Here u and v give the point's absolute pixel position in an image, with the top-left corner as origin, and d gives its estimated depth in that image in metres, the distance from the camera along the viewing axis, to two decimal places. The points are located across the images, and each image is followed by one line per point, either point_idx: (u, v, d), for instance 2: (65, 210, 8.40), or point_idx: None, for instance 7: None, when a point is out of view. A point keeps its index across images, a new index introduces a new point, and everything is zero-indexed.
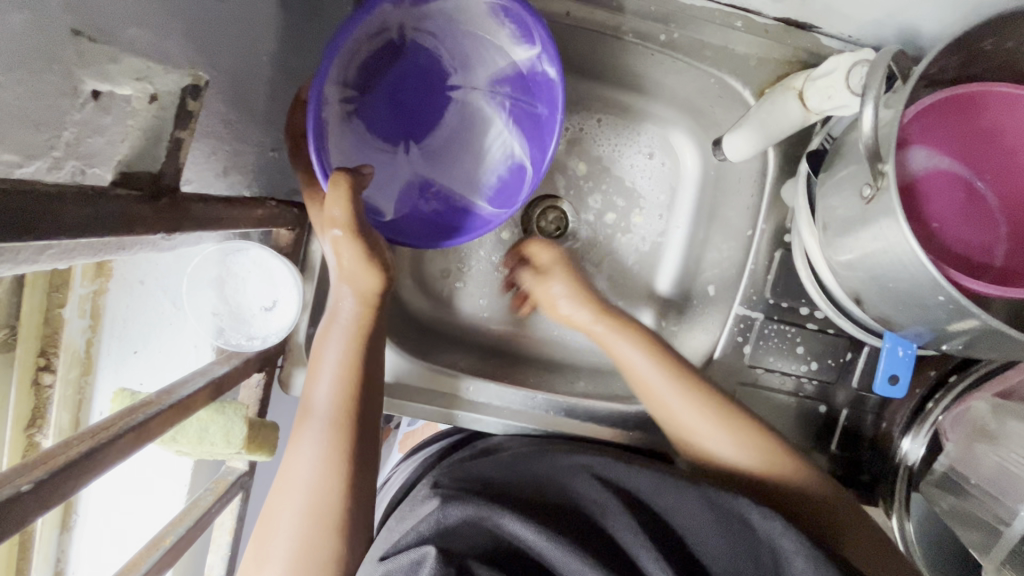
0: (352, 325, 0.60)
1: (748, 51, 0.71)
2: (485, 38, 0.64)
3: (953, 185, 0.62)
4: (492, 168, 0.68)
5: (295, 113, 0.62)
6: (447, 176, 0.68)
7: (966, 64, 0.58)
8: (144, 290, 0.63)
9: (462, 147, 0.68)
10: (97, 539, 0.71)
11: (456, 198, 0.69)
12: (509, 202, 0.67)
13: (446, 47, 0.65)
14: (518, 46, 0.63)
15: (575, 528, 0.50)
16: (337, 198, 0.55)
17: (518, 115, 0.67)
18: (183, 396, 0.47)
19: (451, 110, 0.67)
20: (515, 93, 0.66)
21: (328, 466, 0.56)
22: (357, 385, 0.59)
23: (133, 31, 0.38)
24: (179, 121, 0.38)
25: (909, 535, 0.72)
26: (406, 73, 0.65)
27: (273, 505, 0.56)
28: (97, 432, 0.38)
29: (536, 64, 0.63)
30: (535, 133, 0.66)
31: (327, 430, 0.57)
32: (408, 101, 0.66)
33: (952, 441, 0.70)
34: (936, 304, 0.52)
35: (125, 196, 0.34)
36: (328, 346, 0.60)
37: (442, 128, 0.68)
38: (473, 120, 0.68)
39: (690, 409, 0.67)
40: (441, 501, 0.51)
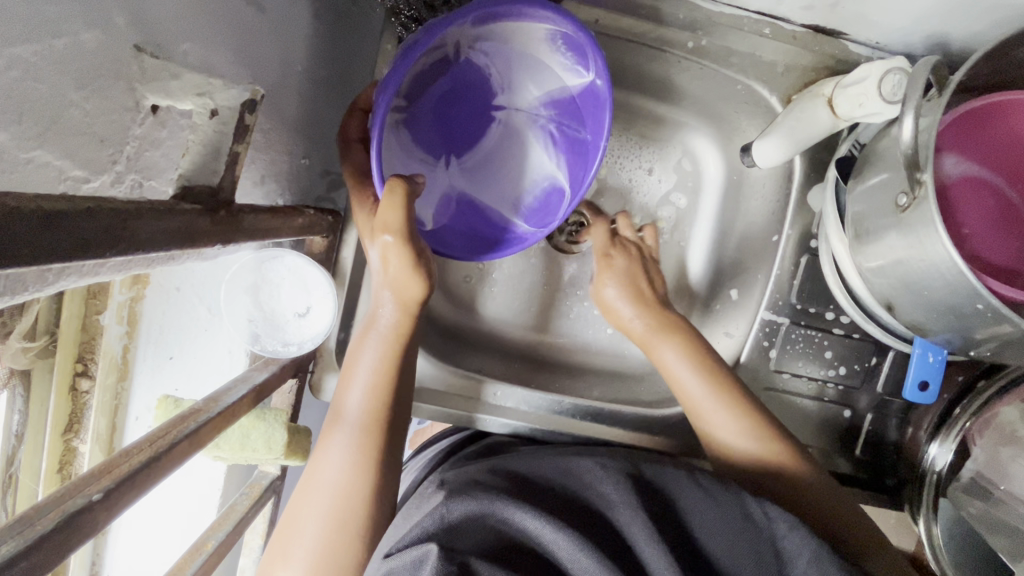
0: (390, 333, 0.60)
1: (776, 58, 0.72)
2: (536, 62, 0.64)
3: (984, 192, 0.62)
4: (528, 186, 0.69)
5: (349, 121, 0.62)
6: (484, 191, 0.69)
7: (998, 71, 0.58)
8: (180, 296, 0.64)
9: (500, 165, 0.69)
10: (133, 544, 0.71)
11: (493, 215, 0.69)
12: (544, 221, 0.69)
13: (497, 68, 0.65)
14: (570, 73, 0.64)
15: (584, 524, 0.48)
16: (393, 206, 0.55)
17: (559, 137, 0.68)
18: (228, 403, 0.47)
19: (493, 128, 0.68)
20: (560, 116, 0.67)
21: (356, 470, 0.56)
22: (390, 393, 0.60)
23: (186, 46, 0.39)
24: (238, 135, 0.39)
25: (937, 543, 0.71)
26: (455, 88, 0.65)
27: (298, 505, 0.56)
28: (152, 439, 0.39)
29: (585, 92, 0.64)
30: (575, 157, 0.68)
31: (356, 435, 0.58)
32: (453, 116, 0.66)
33: (979, 446, 0.70)
34: (973, 312, 0.52)
35: (188, 209, 0.34)
36: (363, 353, 0.60)
37: (481, 144, 0.68)
38: (513, 139, 0.68)
39: (721, 408, 0.65)
40: (444, 499, 0.49)
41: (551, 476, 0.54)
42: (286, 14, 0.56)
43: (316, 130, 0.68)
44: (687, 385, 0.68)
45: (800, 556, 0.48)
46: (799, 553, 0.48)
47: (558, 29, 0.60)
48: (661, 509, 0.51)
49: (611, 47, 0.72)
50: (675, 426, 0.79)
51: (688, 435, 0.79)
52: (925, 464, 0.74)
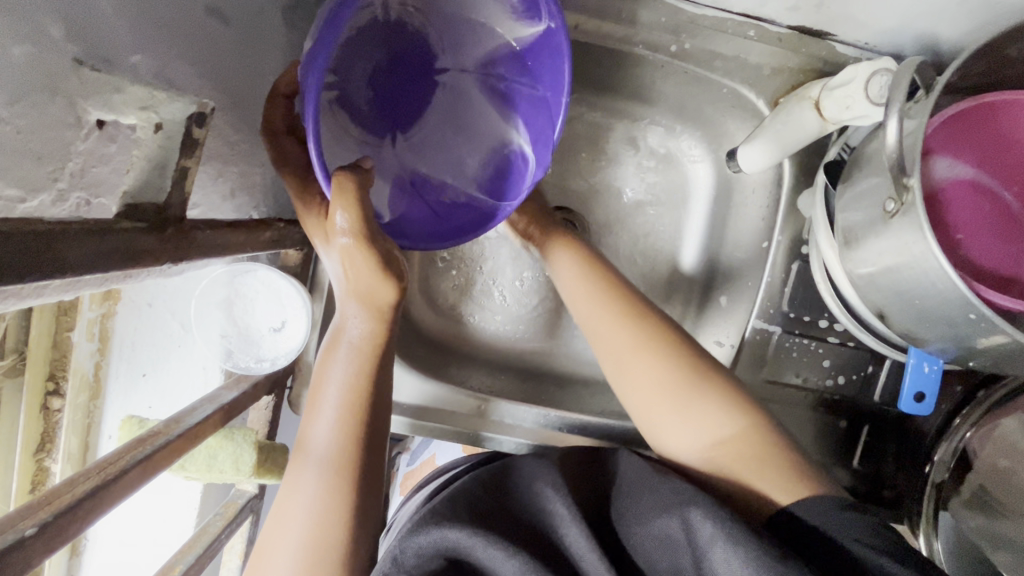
0: (362, 346, 0.52)
1: (762, 60, 0.70)
2: (481, 15, 0.60)
3: (980, 195, 0.60)
4: (487, 154, 0.66)
5: (271, 109, 0.54)
6: (440, 166, 0.66)
7: (989, 71, 0.56)
8: (152, 312, 0.63)
9: (452, 134, 0.66)
10: (108, 563, 0.69)
11: (454, 191, 0.66)
12: (509, 190, 0.65)
13: (433, 29, 0.62)
14: (519, 24, 0.59)
15: (532, 540, 0.49)
16: (347, 201, 0.48)
17: (514, 97, 0.64)
18: (191, 425, 0.46)
19: (438, 94, 0.64)
20: (507, 73, 0.63)
21: (332, 505, 0.50)
22: (363, 414, 0.52)
23: (136, 58, 0.38)
24: (184, 150, 0.36)
25: (937, 554, 0.69)
26: (390, 57, 0.62)
27: (266, 549, 0.51)
28: (102, 467, 0.38)
29: (537, 42, 0.59)
30: (533, 116, 0.63)
31: (329, 467, 0.51)
32: (392, 88, 0.63)
33: (980, 459, 0.68)
34: (965, 322, 0.50)
35: (131, 228, 0.33)
36: (330, 372, 0.53)
37: (428, 116, 0.65)
38: (462, 106, 0.65)
39: (627, 355, 0.60)
40: (399, 534, 0.49)
41: (500, 481, 0.55)
42: (256, 22, 0.55)
43: None
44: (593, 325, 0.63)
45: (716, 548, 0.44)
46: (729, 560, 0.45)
47: None
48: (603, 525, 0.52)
49: (593, 51, 0.70)
50: None
51: None
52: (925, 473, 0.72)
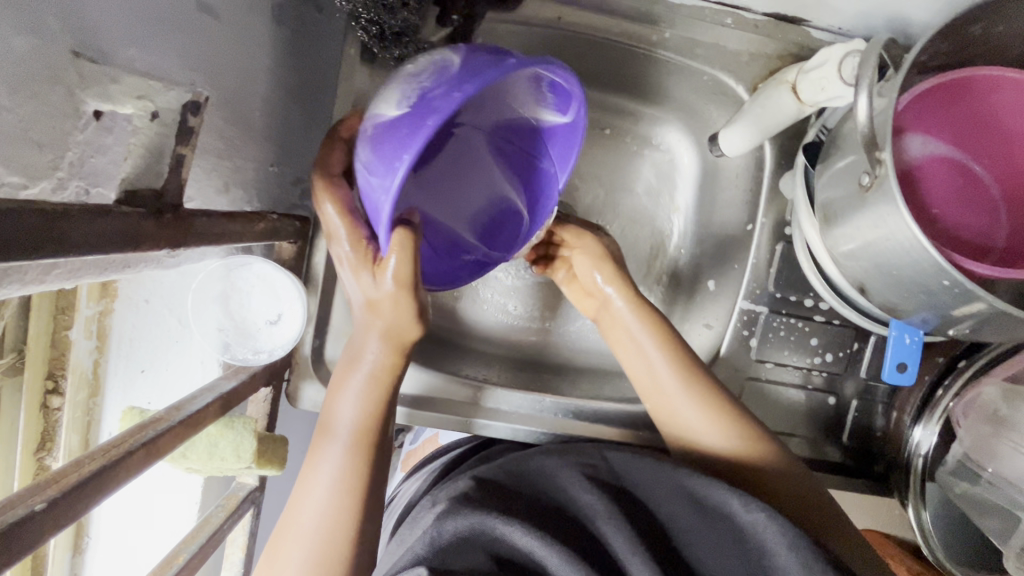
0: (378, 374, 0.55)
1: (740, 48, 0.72)
2: (510, 89, 0.60)
3: (952, 170, 0.63)
4: (480, 207, 0.65)
5: (330, 151, 0.56)
6: (435, 207, 0.64)
7: (957, 50, 0.58)
8: (148, 308, 0.63)
9: (456, 180, 0.65)
10: (110, 560, 0.70)
11: (447, 233, 0.64)
12: (504, 246, 0.66)
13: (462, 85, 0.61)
14: (547, 111, 0.61)
15: (568, 534, 0.48)
16: (403, 256, 0.50)
17: (519, 161, 0.65)
18: (192, 412, 0.47)
19: (448, 141, 0.64)
20: (518, 139, 0.64)
21: (342, 506, 0.52)
22: (381, 427, 0.56)
23: (132, 51, 0.39)
24: (181, 139, 0.39)
25: (925, 524, 0.71)
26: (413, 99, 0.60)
27: (281, 540, 0.52)
28: (107, 449, 0.39)
29: (559, 128, 0.62)
30: (533, 183, 0.65)
31: (344, 463, 0.54)
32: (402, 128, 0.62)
33: (964, 427, 0.69)
34: (941, 289, 0.52)
35: (131, 213, 0.34)
36: (348, 389, 0.55)
37: (434, 158, 0.64)
38: (468, 156, 0.64)
39: (678, 389, 0.65)
40: (436, 519, 0.49)
41: (524, 479, 0.54)
42: (245, 19, 0.56)
43: (285, 138, 0.69)
44: (637, 352, 0.67)
45: (785, 548, 0.46)
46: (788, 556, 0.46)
47: (543, 75, 0.56)
48: (641, 515, 0.50)
49: (577, 43, 0.72)
50: None
51: None
52: (908, 446, 0.74)
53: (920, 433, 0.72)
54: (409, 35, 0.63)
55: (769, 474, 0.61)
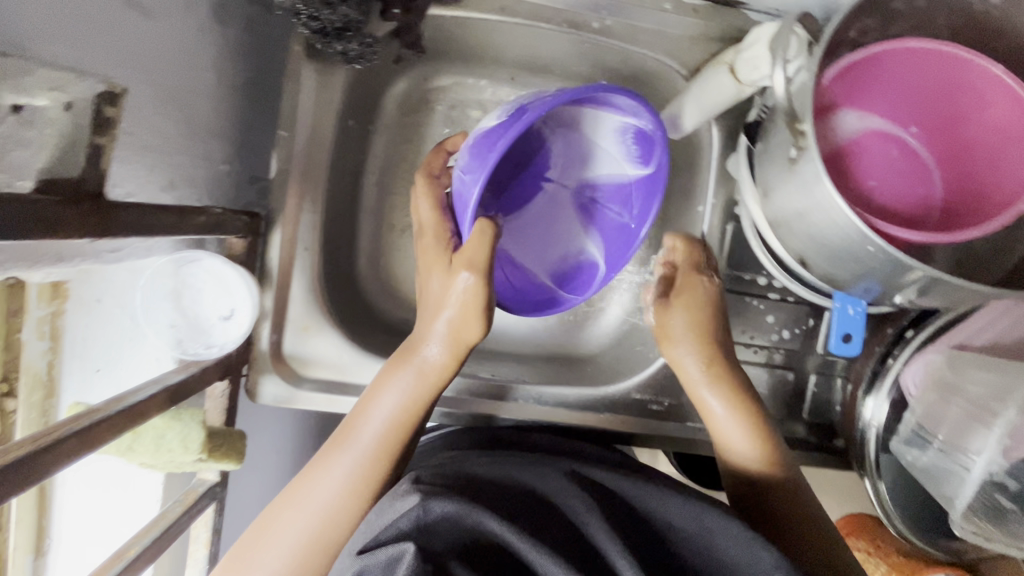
0: (427, 375, 0.58)
1: (681, 32, 0.73)
2: (599, 145, 0.63)
3: (888, 142, 0.65)
4: (562, 256, 0.68)
5: (433, 158, 0.67)
6: (524, 254, 0.68)
7: (883, 25, 0.60)
8: (101, 308, 0.65)
9: (545, 233, 0.68)
10: (71, 563, 0.70)
11: (532, 274, 0.68)
12: (581, 289, 0.67)
13: (557, 141, 0.64)
14: (630, 163, 0.63)
15: (561, 534, 0.47)
16: (481, 244, 0.53)
17: (600, 217, 0.67)
18: (132, 403, 0.47)
19: (540, 197, 0.68)
20: (605, 198, 0.66)
21: (353, 495, 0.55)
22: (412, 427, 0.58)
23: (50, 49, 0.45)
24: (98, 128, 0.40)
25: (881, 493, 0.72)
26: (512, 156, 0.65)
27: (278, 512, 0.54)
28: (37, 437, 0.39)
29: (639, 181, 0.63)
30: (613, 237, 0.67)
31: (368, 457, 0.56)
32: (502, 180, 0.66)
33: (915, 398, 0.70)
34: (869, 256, 0.53)
35: (43, 200, 0.35)
36: (393, 384, 0.58)
37: (529, 209, 0.68)
38: (553, 213, 0.68)
39: (717, 395, 0.65)
40: (422, 496, 0.47)
41: (521, 482, 0.53)
42: (179, 17, 0.57)
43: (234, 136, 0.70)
44: (682, 366, 0.68)
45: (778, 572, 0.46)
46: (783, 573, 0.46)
47: (629, 122, 0.59)
48: (639, 525, 0.50)
49: (522, 33, 0.73)
50: (622, 404, 0.78)
51: (635, 411, 0.78)
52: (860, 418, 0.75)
53: (869, 403, 0.74)
54: (352, 29, 0.64)
55: (774, 488, 0.61)
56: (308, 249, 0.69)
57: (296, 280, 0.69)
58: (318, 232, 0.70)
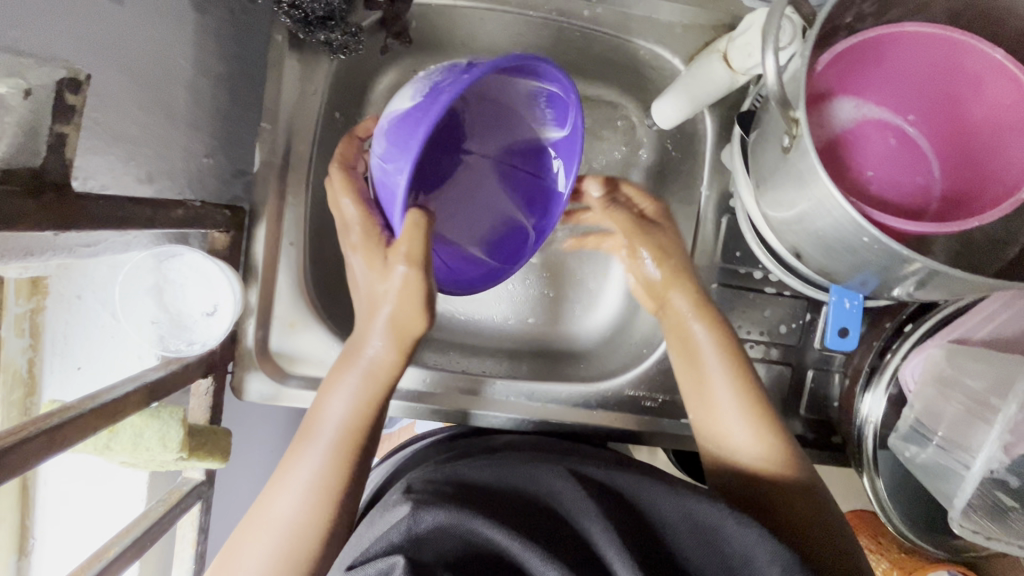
0: (375, 373, 0.57)
1: (673, 20, 0.72)
2: (514, 111, 0.65)
3: (885, 131, 0.64)
4: (489, 224, 0.69)
5: (346, 148, 0.63)
6: (450, 228, 0.68)
7: (879, 9, 0.58)
8: (81, 304, 0.63)
9: (467, 204, 0.69)
10: (56, 563, 0.69)
11: (458, 248, 0.68)
12: (511, 257, 0.68)
13: (472, 114, 0.66)
14: (545, 127, 0.65)
15: (548, 539, 0.47)
16: (415, 235, 0.53)
17: (523, 182, 0.69)
18: (107, 400, 0.46)
19: (461, 169, 0.69)
20: (526, 163, 0.68)
21: (318, 505, 0.54)
22: (370, 425, 0.57)
23: None
24: (58, 116, 0.37)
25: (880, 492, 0.71)
26: (425, 130, 0.65)
27: (246, 532, 0.54)
28: (3, 436, 0.38)
29: (556, 144, 0.66)
30: (535, 199, 0.69)
31: (330, 453, 0.55)
32: (420, 154, 0.66)
33: (914, 393, 0.68)
34: (864, 247, 0.52)
35: (1, 189, 0.34)
36: (340, 387, 0.57)
37: (450, 183, 0.69)
38: (478, 181, 0.69)
39: (724, 392, 0.62)
40: (412, 508, 0.48)
41: (509, 484, 0.53)
42: None
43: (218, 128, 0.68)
44: (701, 361, 0.63)
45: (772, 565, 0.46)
46: (770, 564, 0.46)
47: (542, 88, 0.61)
48: (631, 517, 0.50)
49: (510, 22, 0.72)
50: (616, 401, 0.77)
51: (630, 407, 0.77)
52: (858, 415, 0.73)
53: (867, 399, 0.72)
54: (335, 18, 0.62)
55: (789, 489, 0.58)
56: (292, 243, 0.68)
57: (281, 275, 0.68)
58: (303, 226, 0.69)
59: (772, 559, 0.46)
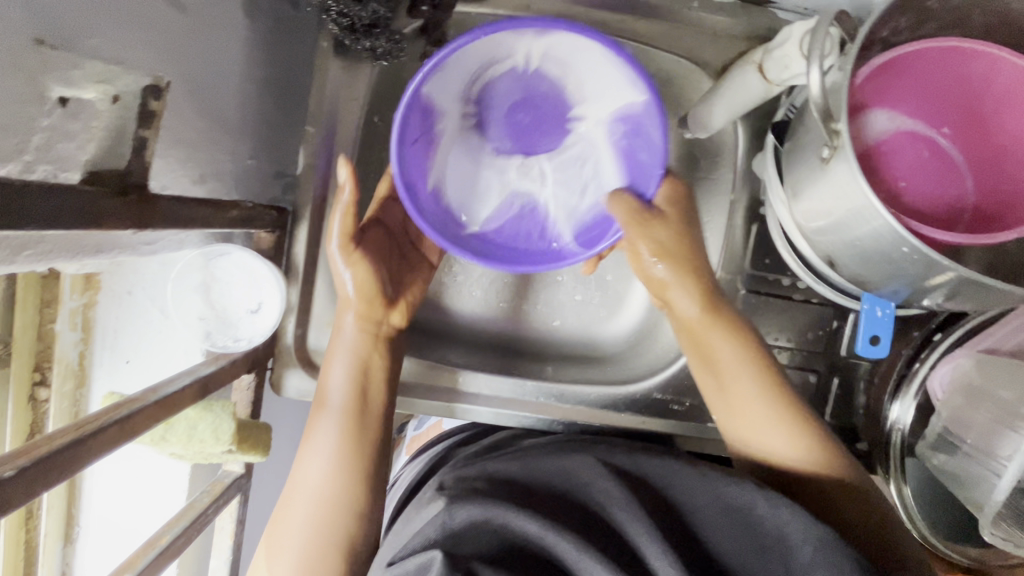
0: (357, 342, 0.63)
1: (708, 31, 0.73)
2: (603, 77, 0.62)
3: (918, 142, 0.65)
4: (588, 203, 0.67)
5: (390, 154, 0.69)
6: (550, 197, 0.68)
7: (917, 23, 0.59)
8: (131, 300, 0.66)
9: (572, 175, 0.68)
10: (101, 547, 0.72)
11: (549, 224, 0.68)
12: (592, 241, 0.65)
13: (556, 79, 0.65)
14: (634, 87, 0.61)
15: (582, 526, 0.48)
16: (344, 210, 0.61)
17: (626, 159, 0.65)
18: (168, 393, 0.48)
19: (569, 139, 0.67)
20: (631, 135, 0.64)
21: (335, 470, 0.57)
22: (366, 387, 0.62)
23: (94, 40, 0.43)
24: (142, 120, 0.42)
25: (908, 500, 0.72)
26: (529, 99, 0.66)
27: (281, 513, 0.56)
28: (80, 425, 0.40)
29: (639, 111, 0.62)
30: (639, 180, 0.64)
31: (338, 419, 0.59)
32: (524, 121, 0.67)
33: (942, 401, 0.70)
34: (902, 257, 0.53)
35: (92, 191, 0.35)
36: (336, 357, 0.62)
37: (556, 155, 0.68)
38: (585, 154, 0.67)
39: (744, 382, 0.61)
40: (446, 504, 0.49)
41: (536, 473, 0.54)
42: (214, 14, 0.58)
43: (263, 132, 0.70)
44: (721, 360, 0.62)
45: (806, 545, 0.47)
46: (805, 540, 0.47)
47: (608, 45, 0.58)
48: (659, 503, 0.51)
49: None
50: (644, 404, 0.78)
51: (658, 411, 0.78)
52: (887, 424, 0.74)
53: (896, 407, 0.73)
54: (381, 26, 0.63)
55: (789, 462, 0.59)
56: None
57: (321, 275, 0.69)
58: None
59: (810, 544, 0.47)
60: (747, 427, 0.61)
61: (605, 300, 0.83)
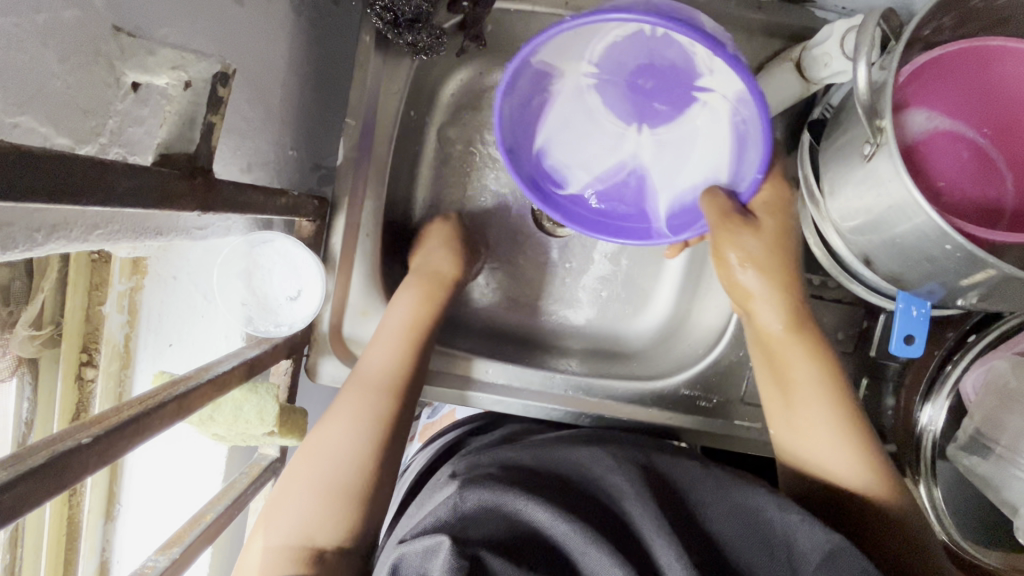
0: (406, 331, 0.66)
1: (743, 29, 0.73)
2: (706, 59, 0.55)
3: (958, 143, 0.64)
4: (694, 180, 0.62)
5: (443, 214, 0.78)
6: (661, 169, 0.63)
7: (960, 22, 0.59)
8: (177, 284, 0.68)
9: (689, 146, 0.61)
10: (139, 525, 0.75)
11: (648, 198, 0.64)
12: (687, 225, 0.63)
13: (678, 50, 0.55)
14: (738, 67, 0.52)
15: (594, 518, 0.48)
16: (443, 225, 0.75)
17: (740, 138, 0.58)
18: (218, 372, 0.50)
19: (691, 111, 0.59)
20: (742, 117, 0.56)
21: (340, 475, 0.56)
22: (405, 380, 0.63)
23: (162, 29, 0.45)
24: (211, 107, 0.42)
25: (940, 504, 0.71)
26: (649, 66, 0.58)
27: (284, 495, 0.56)
28: (143, 399, 0.41)
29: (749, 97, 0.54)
30: (743, 164, 0.59)
31: (368, 411, 0.60)
32: (648, 87, 0.59)
33: (976, 403, 0.69)
34: (944, 254, 0.52)
35: (167, 172, 0.37)
36: (381, 342, 0.65)
37: (676, 123, 0.61)
38: (706, 129, 0.60)
39: (812, 398, 0.59)
40: (458, 488, 0.49)
41: (554, 468, 0.54)
42: (263, 8, 0.60)
43: (302, 124, 0.72)
44: (791, 371, 0.60)
45: (815, 552, 0.46)
46: (815, 547, 0.46)
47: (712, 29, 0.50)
48: (672, 501, 0.51)
49: None
50: (672, 400, 0.77)
51: (685, 407, 0.77)
52: (921, 426, 0.73)
53: (928, 409, 0.73)
54: (422, 21, 0.65)
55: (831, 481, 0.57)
56: (369, 235, 0.71)
57: (357, 265, 0.71)
58: (379, 219, 0.72)
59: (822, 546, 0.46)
60: (807, 443, 0.59)
61: (627, 296, 0.84)
